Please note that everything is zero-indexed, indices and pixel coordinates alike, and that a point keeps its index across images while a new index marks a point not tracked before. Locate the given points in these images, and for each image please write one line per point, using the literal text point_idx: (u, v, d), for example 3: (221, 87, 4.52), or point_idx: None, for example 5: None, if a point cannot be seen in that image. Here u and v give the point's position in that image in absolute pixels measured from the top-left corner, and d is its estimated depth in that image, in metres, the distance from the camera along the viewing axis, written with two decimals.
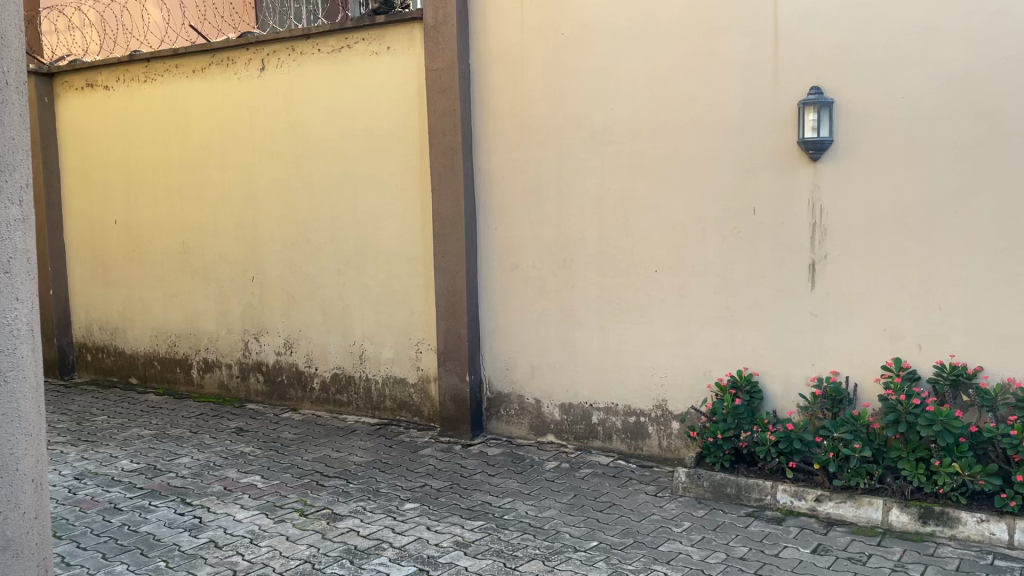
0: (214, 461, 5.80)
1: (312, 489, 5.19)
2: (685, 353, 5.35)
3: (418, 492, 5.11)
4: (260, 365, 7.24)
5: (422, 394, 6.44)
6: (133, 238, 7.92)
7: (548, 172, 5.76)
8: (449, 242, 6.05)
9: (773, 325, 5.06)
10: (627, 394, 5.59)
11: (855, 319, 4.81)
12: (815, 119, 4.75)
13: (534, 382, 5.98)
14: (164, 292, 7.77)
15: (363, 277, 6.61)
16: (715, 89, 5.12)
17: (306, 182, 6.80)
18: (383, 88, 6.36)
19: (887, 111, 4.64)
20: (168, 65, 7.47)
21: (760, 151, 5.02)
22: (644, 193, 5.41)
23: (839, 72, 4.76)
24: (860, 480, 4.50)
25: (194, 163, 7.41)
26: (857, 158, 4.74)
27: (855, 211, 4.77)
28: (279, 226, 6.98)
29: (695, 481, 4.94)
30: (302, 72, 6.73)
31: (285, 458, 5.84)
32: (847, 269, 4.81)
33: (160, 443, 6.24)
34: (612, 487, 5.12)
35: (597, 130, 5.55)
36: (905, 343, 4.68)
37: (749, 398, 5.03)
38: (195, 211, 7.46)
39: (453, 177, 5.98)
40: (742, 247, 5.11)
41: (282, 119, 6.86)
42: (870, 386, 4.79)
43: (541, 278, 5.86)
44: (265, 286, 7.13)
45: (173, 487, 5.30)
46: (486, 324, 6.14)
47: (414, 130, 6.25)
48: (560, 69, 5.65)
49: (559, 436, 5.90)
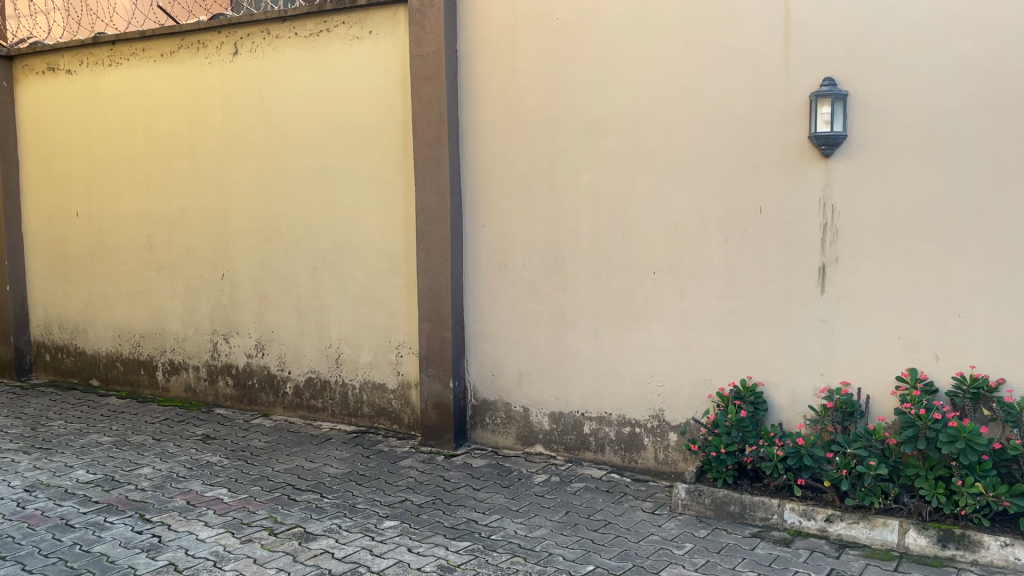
0: (178, 472, 5.39)
1: (282, 505, 4.80)
2: (684, 361, 5.02)
3: (398, 508, 4.74)
4: (229, 368, 6.84)
5: (403, 401, 6.07)
6: (95, 231, 7.47)
7: (540, 167, 5.41)
8: (434, 239, 5.69)
9: (779, 332, 4.75)
10: (621, 403, 5.26)
11: (868, 327, 4.51)
12: (829, 112, 4.44)
13: (522, 390, 5.63)
14: (128, 290, 7.33)
15: (341, 276, 6.22)
16: (721, 79, 4.80)
17: (280, 174, 6.40)
18: (364, 76, 5.98)
19: (904, 105, 4.34)
20: (135, 48, 7.04)
21: (769, 146, 4.70)
22: (643, 190, 5.07)
23: (854, 62, 4.45)
24: (875, 500, 4.19)
25: (161, 153, 6.99)
26: (872, 154, 4.43)
27: (868, 212, 4.46)
28: (252, 221, 6.58)
29: (695, 498, 4.61)
30: (277, 57, 6.33)
31: (254, 469, 5.44)
32: (860, 273, 4.50)
33: (119, 451, 5.81)
34: (606, 504, 4.78)
35: (594, 122, 5.21)
36: (921, 354, 4.37)
37: (753, 409, 4.72)
38: (162, 203, 7.04)
39: (439, 171, 5.63)
40: (747, 248, 4.79)
41: (255, 108, 6.46)
42: (884, 398, 4.48)
43: (531, 279, 5.51)
44: (235, 284, 6.72)
45: (131, 501, 4.89)
46: (471, 327, 5.78)
47: (397, 120, 5.88)
48: (553, 57, 5.31)
49: (547, 447, 5.56)
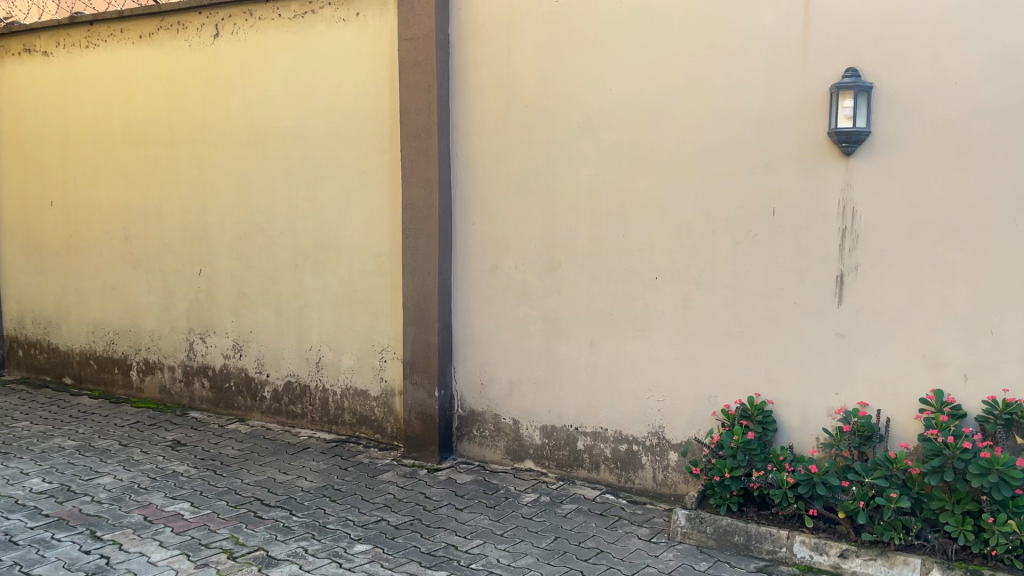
0: (140, 482, 5.01)
1: (247, 523, 4.41)
2: (687, 375, 4.62)
3: (372, 530, 4.35)
4: (206, 369, 6.47)
5: (385, 409, 5.69)
6: (70, 221, 7.10)
7: (535, 162, 5.02)
8: (421, 237, 5.31)
9: (790, 346, 4.34)
10: (618, 419, 4.86)
11: (888, 344, 4.10)
12: (852, 106, 4.03)
13: (512, 401, 5.24)
14: (103, 284, 6.96)
15: (322, 275, 5.84)
16: (733, 69, 4.39)
17: (261, 164, 6.02)
18: (351, 61, 5.59)
19: (934, 99, 3.93)
20: (113, 29, 6.65)
21: (785, 142, 4.29)
22: (646, 188, 4.67)
23: (881, 51, 4.04)
24: (894, 535, 3.78)
25: (139, 141, 6.61)
26: (899, 153, 4.02)
27: (893, 217, 4.05)
28: (231, 213, 6.21)
29: (696, 526, 4.22)
30: (260, 40, 5.95)
31: (221, 480, 5.06)
32: (882, 283, 4.09)
33: (80, 458, 5.43)
34: (599, 529, 4.38)
35: (594, 114, 4.81)
36: (948, 373, 3.97)
37: (761, 429, 4.32)
38: (139, 193, 6.66)
39: (428, 164, 5.24)
40: (758, 254, 4.38)
41: (235, 94, 6.08)
42: (906, 422, 4.06)
43: (524, 282, 5.12)
44: (213, 280, 6.35)
45: (84, 515, 4.51)
46: (459, 333, 5.39)
47: (384, 109, 5.49)
48: (551, 44, 4.91)
49: (538, 463, 5.17)
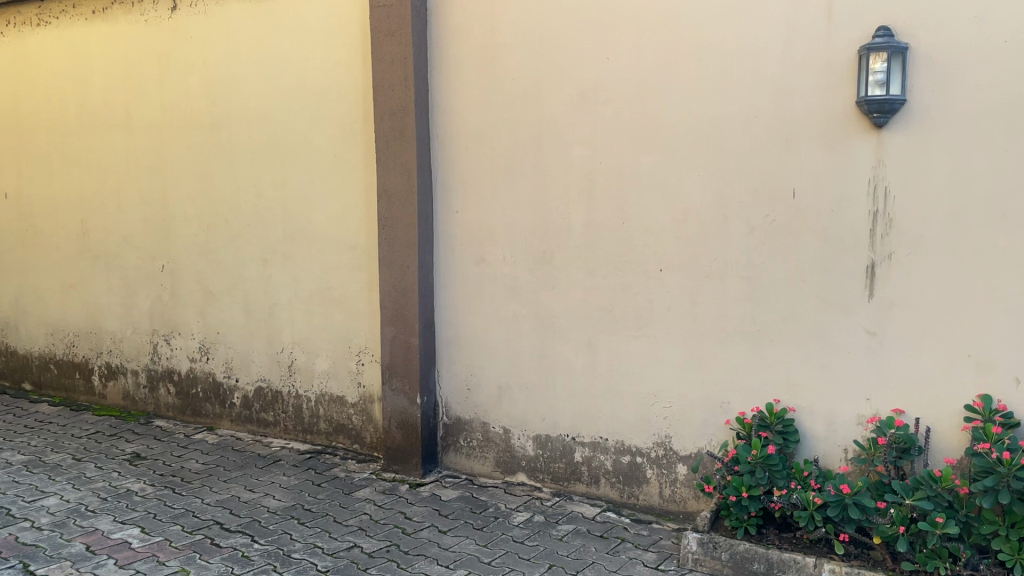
0: (88, 504, 4.50)
1: (201, 553, 3.90)
2: (697, 379, 4.11)
3: (343, 560, 3.84)
4: (171, 373, 5.96)
5: (364, 416, 5.18)
6: (26, 214, 6.57)
7: (523, 142, 4.49)
8: (398, 227, 4.79)
9: (814, 348, 3.82)
10: (620, 428, 4.35)
11: (926, 345, 3.58)
12: (883, 70, 3.50)
13: (502, 408, 4.73)
14: (61, 283, 6.44)
15: (293, 270, 5.32)
16: (746, 30, 3.86)
17: (226, 149, 5.49)
18: (319, 33, 5.05)
19: (981, 59, 3.40)
20: (64, 5, 6.11)
21: (807, 114, 3.76)
22: (648, 170, 4.15)
23: (917, 5, 3.50)
24: (940, 564, 3.28)
25: (94, 126, 6.08)
26: (939, 123, 3.49)
27: (933, 199, 3.52)
28: (195, 204, 5.68)
29: (709, 552, 3.69)
30: (220, 12, 5.41)
31: (179, 501, 4.55)
32: (920, 275, 3.57)
33: (26, 476, 4.92)
34: (599, 555, 3.87)
35: (589, 86, 4.28)
36: (997, 377, 3.45)
37: (781, 441, 3.81)
38: (96, 182, 6.13)
39: (405, 145, 4.72)
40: (777, 243, 3.86)
41: (197, 73, 5.55)
42: (949, 433, 3.54)
43: (513, 277, 4.60)
44: (177, 277, 5.83)
45: (20, 545, 4.00)
46: (443, 332, 4.88)
47: (356, 85, 4.95)
48: (539, 8, 4.37)
49: (531, 476, 4.67)
